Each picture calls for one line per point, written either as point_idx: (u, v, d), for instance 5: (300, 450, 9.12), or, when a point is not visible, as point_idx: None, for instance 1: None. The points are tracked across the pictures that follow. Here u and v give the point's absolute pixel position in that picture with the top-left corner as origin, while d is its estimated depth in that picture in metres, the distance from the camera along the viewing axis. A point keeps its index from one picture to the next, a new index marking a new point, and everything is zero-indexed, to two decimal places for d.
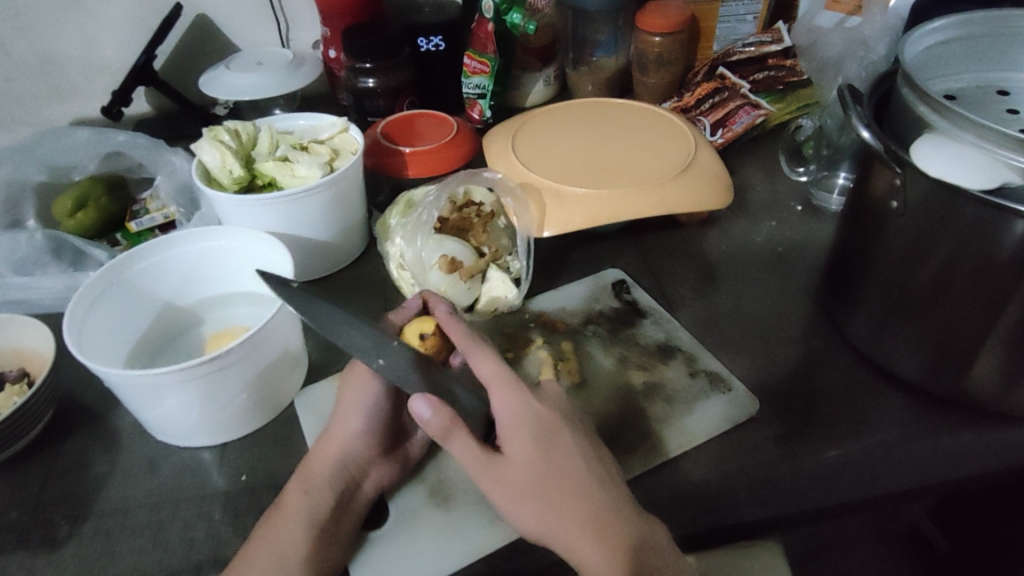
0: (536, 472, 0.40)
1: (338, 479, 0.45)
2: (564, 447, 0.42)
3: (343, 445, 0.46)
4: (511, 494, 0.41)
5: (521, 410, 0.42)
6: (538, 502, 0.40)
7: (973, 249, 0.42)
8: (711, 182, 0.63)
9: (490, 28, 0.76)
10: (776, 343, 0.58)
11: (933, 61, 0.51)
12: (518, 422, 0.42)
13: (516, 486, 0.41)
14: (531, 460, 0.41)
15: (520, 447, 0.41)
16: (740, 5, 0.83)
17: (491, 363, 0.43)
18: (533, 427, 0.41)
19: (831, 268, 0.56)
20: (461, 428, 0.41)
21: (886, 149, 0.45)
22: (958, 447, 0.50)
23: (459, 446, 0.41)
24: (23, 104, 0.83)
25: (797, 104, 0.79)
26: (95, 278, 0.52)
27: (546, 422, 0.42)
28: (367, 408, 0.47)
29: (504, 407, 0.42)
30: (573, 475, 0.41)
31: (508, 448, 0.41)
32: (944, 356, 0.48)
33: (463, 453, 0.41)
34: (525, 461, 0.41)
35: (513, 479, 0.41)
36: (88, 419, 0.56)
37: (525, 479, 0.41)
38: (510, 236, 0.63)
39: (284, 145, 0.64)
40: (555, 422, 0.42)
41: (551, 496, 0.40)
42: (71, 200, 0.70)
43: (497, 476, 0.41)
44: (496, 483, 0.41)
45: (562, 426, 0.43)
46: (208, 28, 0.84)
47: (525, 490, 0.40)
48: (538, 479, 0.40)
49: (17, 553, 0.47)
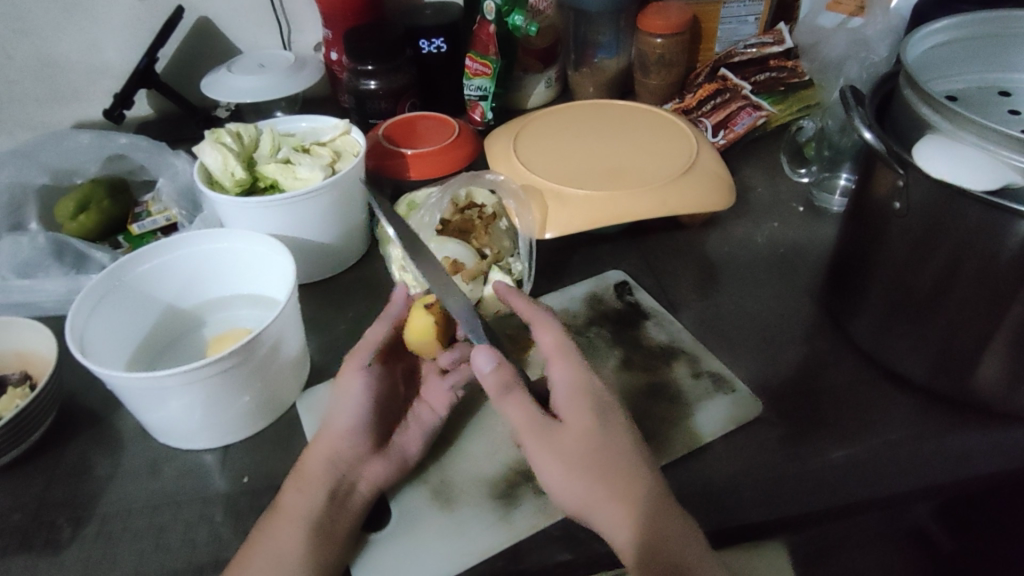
0: (587, 440, 0.43)
1: (332, 478, 0.45)
2: (609, 425, 0.44)
3: (332, 443, 0.47)
4: (557, 465, 0.43)
5: (580, 382, 0.45)
6: (584, 470, 0.42)
7: (976, 250, 0.42)
8: (713, 182, 0.63)
9: (491, 30, 0.76)
10: (779, 344, 0.58)
11: (935, 62, 0.51)
12: (576, 393, 0.44)
13: (562, 461, 0.43)
14: (580, 435, 0.43)
15: (574, 419, 0.43)
16: (741, 6, 0.83)
17: (551, 335, 0.47)
18: (589, 400, 0.44)
19: (834, 269, 0.56)
20: (518, 387, 0.44)
21: (889, 150, 0.45)
22: (964, 448, 0.50)
23: (517, 404, 0.44)
24: (25, 107, 0.84)
25: (799, 105, 0.79)
26: (97, 280, 0.52)
27: (600, 398, 0.44)
28: (353, 408, 0.48)
29: (564, 377, 0.45)
30: (615, 453, 0.43)
31: (564, 414, 0.44)
32: (949, 357, 0.48)
33: (518, 412, 0.44)
34: (574, 432, 0.43)
35: (562, 451, 0.43)
36: (90, 421, 0.56)
37: (575, 447, 0.43)
38: (511, 238, 0.63)
39: (286, 147, 0.64)
40: (608, 397, 0.45)
41: (597, 465, 0.42)
42: (73, 202, 0.70)
43: (546, 443, 0.43)
44: (548, 448, 0.43)
45: (614, 403, 0.45)
46: (209, 31, 0.84)
47: (571, 463, 0.43)
48: (585, 453, 0.43)
49: (19, 555, 0.47)
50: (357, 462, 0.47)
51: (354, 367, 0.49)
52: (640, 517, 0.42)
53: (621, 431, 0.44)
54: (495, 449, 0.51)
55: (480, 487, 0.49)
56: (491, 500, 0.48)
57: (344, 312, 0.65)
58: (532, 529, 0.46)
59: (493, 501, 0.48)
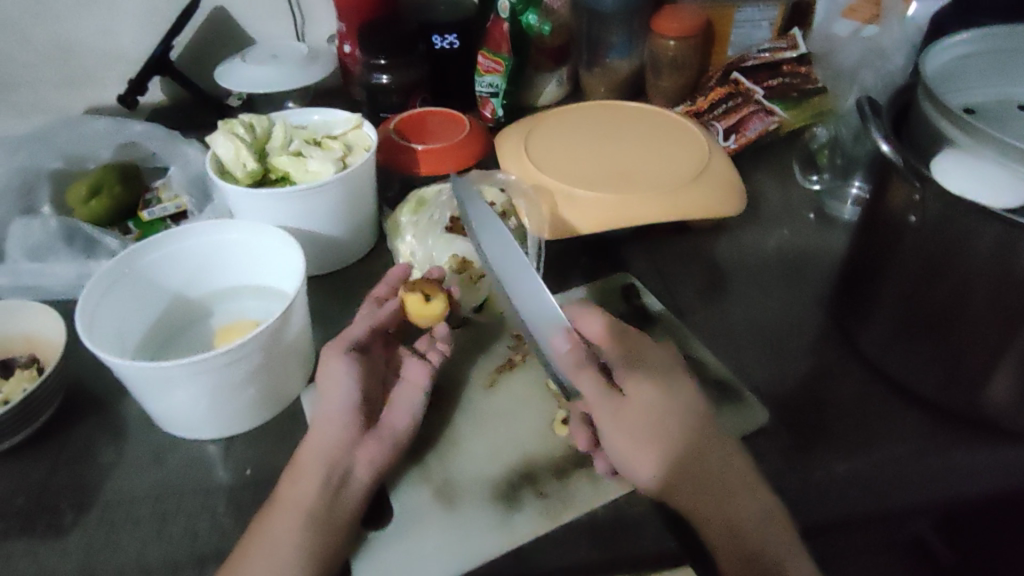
0: (653, 408, 0.46)
1: (326, 469, 0.45)
2: (669, 393, 0.48)
3: (325, 434, 0.47)
4: (632, 437, 0.46)
5: (634, 359, 0.49)
6: (653, 436, 0.46)
7: (991, 269, 0.42)
8: (726, 189, 0.63)
9: (505, 28, 0.76)
10: (785, 353, 0.58)
11: (952, 73, 0.50)
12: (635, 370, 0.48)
13: (637, 433, 0.46)
14: (649, 406, 0.47)
15: (640, 392, 0.47)
16: (756, 10, 0.82)
17: (600, 323, 0.51)
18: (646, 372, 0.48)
19: (844, 280, 0.56)
20: (589, 368, 0.47)
21: (907, 163, 0.44)
22: (970, 465, 0.50)
23: (591, 381, 0.47)
24: (37, 91, 0.84)
25: (810, 112, 0.77)
26: (106, 268, 0.53)
27: (658, 371, 0.49)
28: (342, 392, 0.48)
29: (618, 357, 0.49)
30: (684, 421, 0.47)
31: (628, 388, 0.47)
32: (958, 373, 0.48)
33: (591, 389, 0.47)
34: (642, 404, 0.46)
35: (636, 422, 0.46)
36: (95, 408, 0.57)
37: (643, 415, 0.46)
38: (520, 237, 0.62)
39: (297, 140, 0.64)
40: (664, 368, 0.50)
41: (664, 430, 0.46)
42: (85, 187, 0.70)
43: (621, 416, 0.46)
44: (621, 418, 0.46)
45: (671, 374, 0.50)
46: (223, 20, 0.84)
47: (644, 433, 0.46)
48: (654, 421, 0.46)
49: (22, 539, 0.47)
50: (349, 450, 0.47)
51: (338, 352, 0.50)
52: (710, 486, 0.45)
53: (683, 400, 0.48)
54: (496, 451, 0.52)
55: (481, 488, 0.49)
56: (493, 500, 0.49)
57: (350, 306, 0.65)
58: (534, 534, 0.46)
59: (495, 501, 0.48)
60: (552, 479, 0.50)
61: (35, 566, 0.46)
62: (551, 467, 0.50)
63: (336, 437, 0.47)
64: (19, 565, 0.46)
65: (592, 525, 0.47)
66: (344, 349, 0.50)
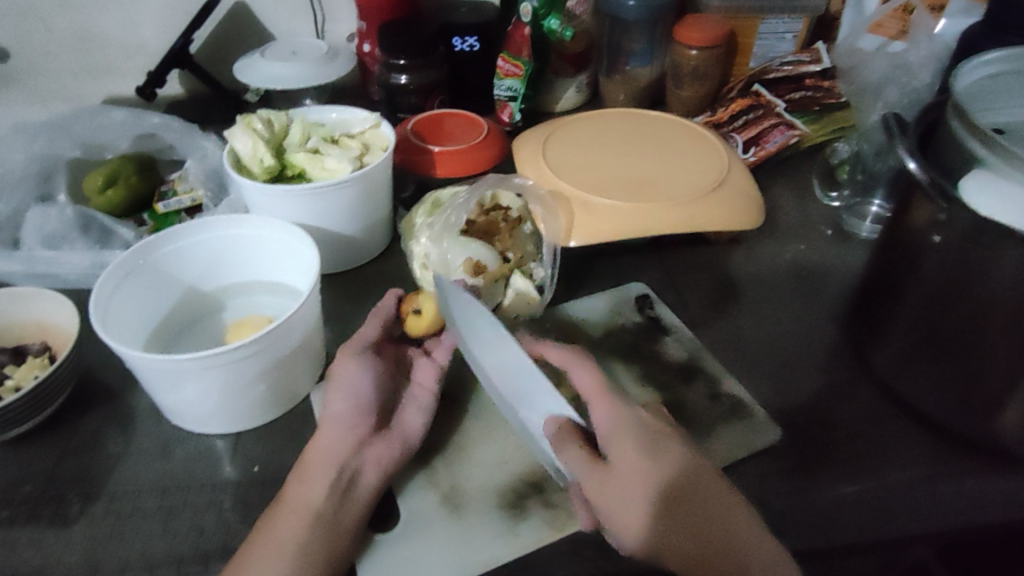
0: (644, 478, 0.42)
1: (334, 471, 0.45)
2: (663, 454, 0.43)
3: (332, 434, 0.47)
4: (615, 499, 0.42)
5: (622, 417, 0.45)
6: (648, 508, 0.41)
7: (1014, 293, 0.42)
8: (744, 203, 0.63)
9: (526, 32, 0.76)
10: (799, 370, 0.57)
11: (982, 93, 0.49)
12: (621, 423, 0.44)
13: (621, 494, 0.42)
14: (637, 464, 0.42)
15: (625, 450, 0.43)
16: (780, 23, 0.82)
17: (590, 377, 0.48)
18: (637, 433, 0.44)
19: (860, 298, 0.55)
20: (572, 442, 0.43)
21: (932, 181, 0.44)
22: (987, 493, 0.49)
23: (574, 458, 0.43)
24: (58, 80, 0.84)
25: (832, 126, 0.77)
26: (122, 258, 0.52)
27: (651, 430, 0.44)
28: (350, 389, 0.48)
29: (605, 418, 0.45)
30: (685, 489, 0.42)
31: (617, 456, 0.43)
32: (974, 398, 0.47)
33: (575, 465, 0.43)
34: (628, 463, 0.42)
35: (618, 482, 0.42)
36: (104, 399, 0.56)
37: (635, 486, 0.42)
38: (535, 242, 0.63)
39: (316, 137, 0.64)
40: (657, 426, 0.45)
41: (661, 500, 0.42)
42: (102, 176, 0.70)
43: (603, 479, 0.42)
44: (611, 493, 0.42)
45: (665, 432, 0.45)
46: (245, 15, 0.84)
47: (628, 494, 0.42)
48: (647, 489, 0.42)
49: (28, 527, 0.47)
50: (357, 452, 0.46)
51: (350, 354, 0.51)
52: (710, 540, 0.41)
53: (681, 460, 0.43)
54: (504, 458, 0.51)
55: (488, 495, 0.49)
56: (500, 508, 0.48)
57: (362, 306, 0.64)
58: (540, 544, 0.46)
59: (503, 509, 0.48)
60: (559, 488, 0.49)
61: (40, 555, 0.46)
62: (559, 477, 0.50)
63: (344, 437, 0.47)
64: (23, 554, 0.46)
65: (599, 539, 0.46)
66: (358, 349, 0.51)
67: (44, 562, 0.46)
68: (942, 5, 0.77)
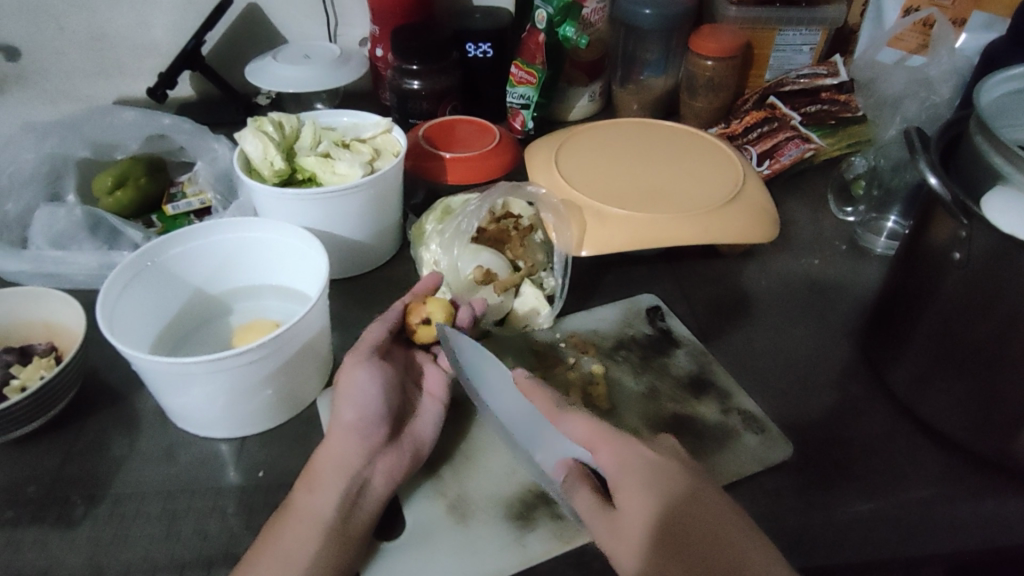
0: (643, 522, 0.40)
1: (343, 477, 0.44)
2: (669, 495, 0.41)
3: (343, 441, 0.46)
4: (618, 546, 0.41)
5: (626, 458, 0.43)
6: (649, 551, 0.39)
7: None
8: (758, 216, 0.62)
9: (541, 39, 0.75)
10: (813, 386, 0.56)
11: (1007, 109, 0.49)
12: (621, 469, 0.42)
13: (622, 541, 0.40)
14: (638, 511, 0.41)
15: (628, 495, 0.41)
16: (796, 35, 0.81)
17: (585, 424, 0.45)
18: (642, 473, 0.42)
19: (876, 314, 0.55)
20: (581, 485, 0.44)
21: (954, 198, 0.43)
22: (1006, 515, 0.47)
23: (580, 500, 0.43)
24: (72, 79, 0.84)
25: (847, 141, 0.77)
26: (131, 260, 0.52)
27: (659, 470, 0.42)
28: (359, 398, 0.47)
29: (609, 458, 0.43)
30: (692, 531, 0.40)
31: (619, 498, 0.42)
32: (992, 419, 0.46)
33: (583, 507, 0.43)
34: (629, 508, 0.41)
35: (620, 529, 0.41)
36: (111, 399, 0.56)
37: (630, 529, 0.40)
38: (545, 251, 0.63)
39: (327, 141, 0.64)
40: (666, 462, 0.42)
41: (662, 543, 0.40)
42: (111, 177, 0.70)
43: (608, 522, 0.42)
44: (611, 535, 0.41)
45: (677, 471, 0.42)
46: (259, 17, 0.84)
47: (627, 542, 0.40)
48: (642, 533, 0.40)
49: (31, 528, 0.47)
50: (368, 460, 0.46)
51: (358, 360, 0.49)
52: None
53: (687, 501, 0.41)
54: (512, 469, 0.50)
55: (496, 506, 0.48)
56: (508, 520, 0.47)
57: (371, 312, 0.64)
58: (548, 555, 0.45)
59: (510, 521, 0.47)
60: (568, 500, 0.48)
61: (44, 556, 0.45)
62: None
63: (352, 447, 0.46)
64: (26, 556, 0.45)
65: None
66: (365, 355, 0.49)
67: (47, 564, 0.45)
68: (965, 19, 0.76)
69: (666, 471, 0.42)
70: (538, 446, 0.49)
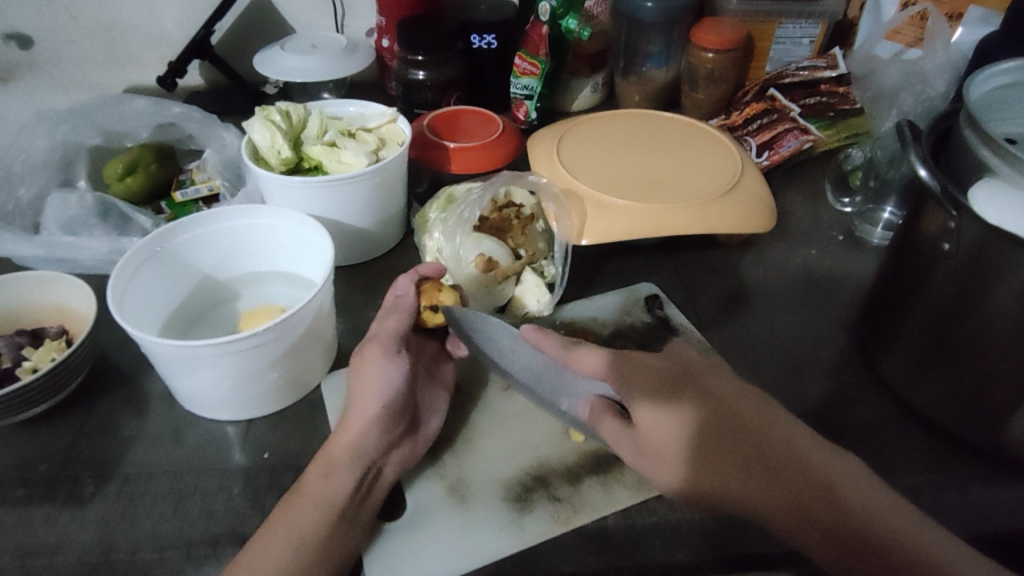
0: (670, 432, 0.45)
1: (358, 465, 0.46)
2: (697, 406, 0.46)
3: (361, 429, 0.47)
4: (654, 463, 0.46)
5: (639, 375, 0.48)
6: (679, 458, 0.45)
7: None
8: (756, 206, 0.63)
9: (544, 31, 0.76)
10: (806, 373, 0.57)
11: (995, 104, 0.50)
12: (639, 412, 0.47)
13: (657, 460, 0.46)
14: (668, 430, 0.46)
15: (652, 414, 0.46)
16: (797, 28, 0.82)
17: (596, 357, 0.50)
18: (660, 394, 0.47)
19: (870, 305, 0.56)
20: (607, 415, 0.49)
21: (943, 190, 0.44)
22: (988, 501, 0.48)
23: (607, 429, 0.49)
24: (81, 68, 0.86)
25: (845, 133, 0.78)
26: (141, 245, 0.54)
27: (671, 380, 0.48)
28: (386, 393, 0.47)
29: (622, 385, 0.48)
30: (726, 427, 0.45)
31: (639, 416, 0.47)
32: (982, 409, 0.47)
33: (612, 434, 0.49)
34: (660, 438, 0.46)
35: (648, 450, 0.46)
36: (121, 381, 0.58)
37: (659, 440, 0.46)
38: (546, 239, 0.64)
39: (333, 130, 0.65)
40: (685, 381, 0.48)
41: (692, 447, 0.45)
42: (121, 164, 0.71)
43: (636, 445, 0.47)
44: (638, 450, 0.47)
45: (691, 383, 0.48)
46: (265, 7, 0.85)
47: (661, 460, 0.45)
48: (671, 441, 0.45)
49: (43, 506, 0.49)
50: (384, 452, 0.48)
51: (383, 351, 0.49)
52: (779, 481, 0.43)
53: (703, 411, 0.46)
54: (512, 452, 0.52)
55: (495, 487, 0.50)
56: (504, 502, 0.49)
57: (375, 298, 0.65)
58: (543, 537, 0.47)
59: (507, 503, 0.49)
60: (564, 482, 0.50)
61: (56, 533, 0.47)
62: (564, 472, 0.51)
63: (363, 435, 0.46)
64: (39, 532, 0.47)
65: (602, 534, 0.47)
66: (393, 349, 0.49)
67: (59, 540, 0.47)
68: (961, 13, 0.77)
69: (683, 410, 0.46)
70: (565, 394, 0.54)
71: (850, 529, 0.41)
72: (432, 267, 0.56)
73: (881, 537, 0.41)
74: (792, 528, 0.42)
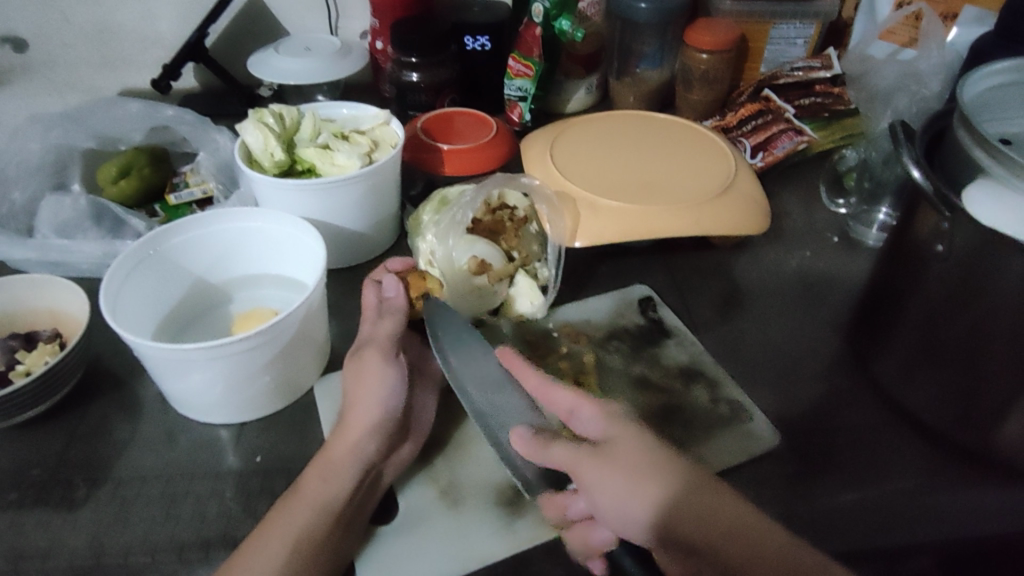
0: (639, 450, 0.41)
1: (350, 468, 0.46)
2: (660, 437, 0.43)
3: (357, 432, 0.47)
4: (621, 479, 0.40)
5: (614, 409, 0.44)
6: (645, 476, 0.40)
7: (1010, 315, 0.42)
8: (750, 207, 0.63)
9: (537, 32, 0.75)
10: (802, 376, 0.57)
11: (991, 104, 0.50)
12: (616, 428, 0.43)
13: (625, 477, 0.41)
14: (639, 449, 0.42)
15: (625, 434, 0.42)
16: (792, 28, 0.82)
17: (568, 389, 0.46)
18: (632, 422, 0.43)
19: (864, 307, 0.56)
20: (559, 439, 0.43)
21: (935, 191, 0.44)
22: (982, 503, 0.48)
23: (562, 451, 0.43)
24: (76, 70, 0.85)
25: (841, 133, 0.78)
26: (133, 249, 0.53)
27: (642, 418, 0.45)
28: (381, 398, 0.47)
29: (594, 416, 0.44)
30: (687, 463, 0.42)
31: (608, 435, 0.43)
32: (975, 410, 0.47)
33: (566, 456, 0.42)
34: (631, 454, 0.41)
35: (621, 464, 0.41)
36: (113, 385, 0.57)
37: (628, 457, 0.41)
38: (540, 242, 0.64)
39: (326, 133, 0.65)
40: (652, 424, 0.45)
41: (659, 467, 0.41)
42: (116, 167, 0.71)
43: (605, 459, 0.41)
44: (604, 467, 0.41)
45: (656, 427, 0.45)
46: (260, 10, 0.85)
47: (630, 477, 0.40)
48: (644, 462, 0.41)
49: (34, 510, 0.48)
50: (378, 454, 0.47)
51: (379, 356, 0.49)
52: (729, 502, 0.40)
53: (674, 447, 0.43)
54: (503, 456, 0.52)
55: (487, 491, 0.49)
56: (496, 505, 0.49)
57: None
58: (534, 542, 0.46)
59: (498, 507, 0.48)
60: None
61: (48, 538, 0.47)
62: None
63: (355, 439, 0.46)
64: (31, 536, 0.47)
65: None
66: (391, 354, 0.50)
67: (51, 544, 0.46)
68: (956, 13, 0.77)
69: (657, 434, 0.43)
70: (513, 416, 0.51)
71: (790, 570, 0.38)
72: (400, 263, 0.59)
73: (811, 567, 0.38)
74: (750, 552, 0.39)
